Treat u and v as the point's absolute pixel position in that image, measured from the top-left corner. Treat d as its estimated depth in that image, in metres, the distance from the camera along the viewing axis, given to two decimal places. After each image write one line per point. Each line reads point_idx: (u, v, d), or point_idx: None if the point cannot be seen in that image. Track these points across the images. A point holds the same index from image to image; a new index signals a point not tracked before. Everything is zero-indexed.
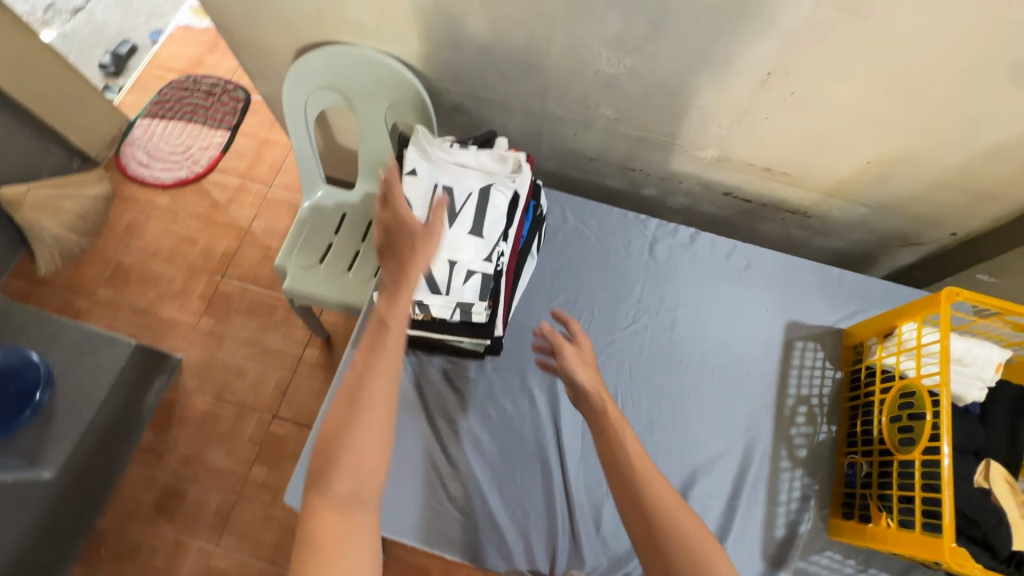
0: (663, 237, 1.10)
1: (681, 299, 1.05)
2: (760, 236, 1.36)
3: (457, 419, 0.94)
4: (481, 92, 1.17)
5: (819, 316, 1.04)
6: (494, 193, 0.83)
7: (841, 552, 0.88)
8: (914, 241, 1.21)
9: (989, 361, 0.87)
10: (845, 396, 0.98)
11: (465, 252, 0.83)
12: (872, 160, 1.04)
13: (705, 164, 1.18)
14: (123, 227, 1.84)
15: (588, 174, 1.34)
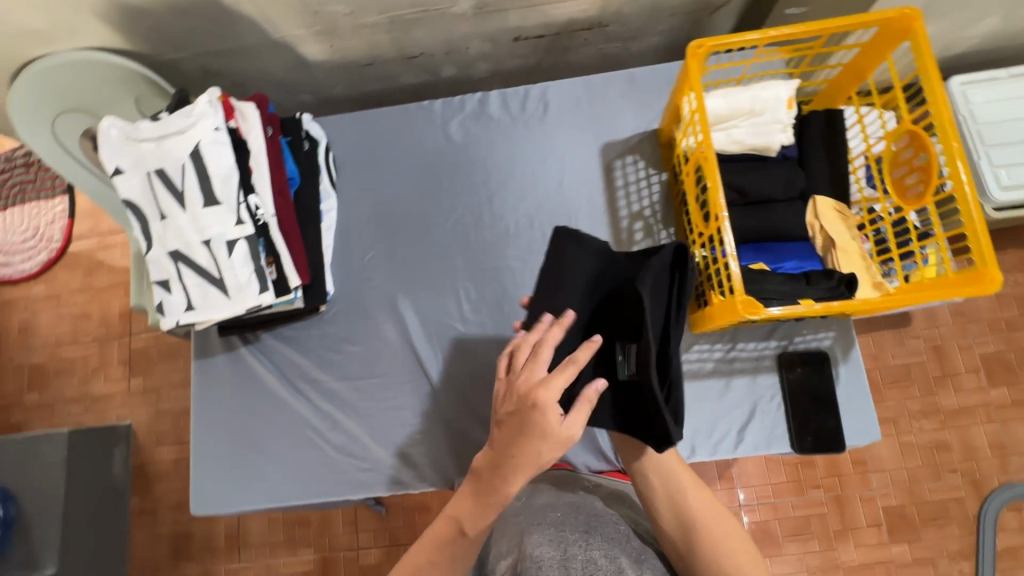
0: (453, 115, 1.02)
1: (489, 171, 1.00)
2: (581, 67, 1.27)
3: (319, 378, 0.94)
4: (210, 46, 1.05)
5: (630, 127, 0.99)
6: (210, 153, 0.77)
7: (707, 342, 0.89)
8: (721, 2, 1.11)
9: (779, 101, 0.82)
10: (674, 194, 0.94)
11: (209, 223, 0.78)
12: None
13: (472, 18, 1.07)
14: (19, 330, 1.85)
15: (382, 80, 1.23)
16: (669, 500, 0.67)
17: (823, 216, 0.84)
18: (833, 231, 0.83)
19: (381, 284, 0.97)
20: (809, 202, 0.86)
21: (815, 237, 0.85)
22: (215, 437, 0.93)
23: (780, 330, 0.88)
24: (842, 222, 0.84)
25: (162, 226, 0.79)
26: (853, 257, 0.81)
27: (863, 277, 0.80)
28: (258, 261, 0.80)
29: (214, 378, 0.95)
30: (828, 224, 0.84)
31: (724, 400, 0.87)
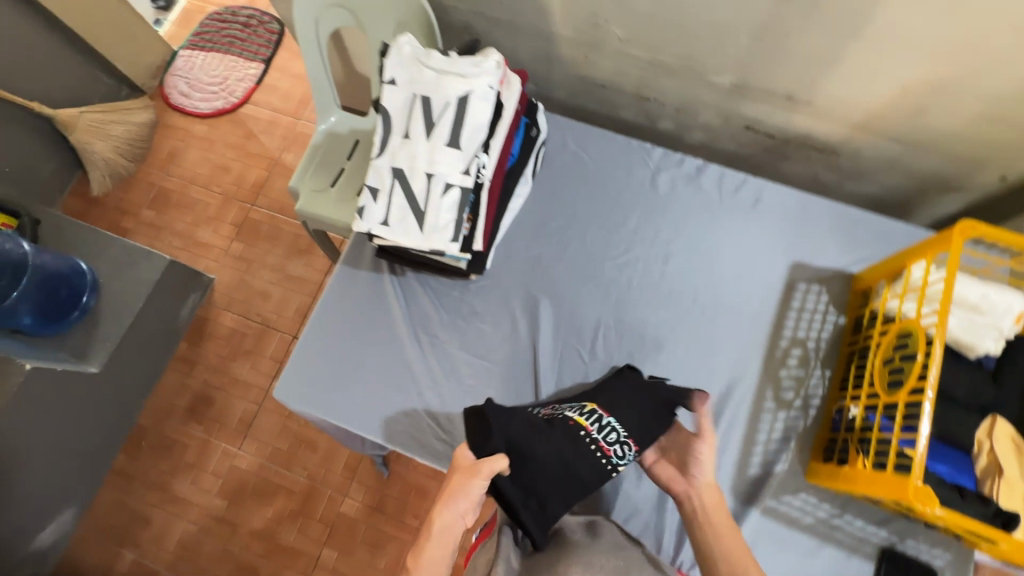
0: (666, 168, 1.04)
1: (678, 232, 1.00)
2: (783, 179, 1.27)
3: (439, 336, 0.96)
4: (487, 10, 1.12)
5: (828, 259, 0.97)
6: (474, 103, 0.81)
7: (816, 495, 0.85)
8: (958, 186, 1.09)
9: (1008, 309, 0.79)
10: (845, 342, 0.92)
11: (441, 161, 0.81)
12: (908, 88, 0.93)
13: (723, 93, 1.10)
14: (166, 154, 2.00)
15: (602, 104, 1.27)
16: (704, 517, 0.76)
17: (999, 439, 0.79)
18: (1004, 458, 0.78)
19: (533, 283, 0.98)
20: (988, 418, 0.81)
21: (979, 454, 0.80)
22: (326, 341, 0.96)
23: (895, 524, 0.83)
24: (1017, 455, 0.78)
25: (400, 144, 0.84)
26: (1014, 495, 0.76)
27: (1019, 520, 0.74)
28: (461, 214, 0.82)
29: (351, 289, 0.99)
30: (1002, 449, 0.78)
31: (809, 563, 0.82)
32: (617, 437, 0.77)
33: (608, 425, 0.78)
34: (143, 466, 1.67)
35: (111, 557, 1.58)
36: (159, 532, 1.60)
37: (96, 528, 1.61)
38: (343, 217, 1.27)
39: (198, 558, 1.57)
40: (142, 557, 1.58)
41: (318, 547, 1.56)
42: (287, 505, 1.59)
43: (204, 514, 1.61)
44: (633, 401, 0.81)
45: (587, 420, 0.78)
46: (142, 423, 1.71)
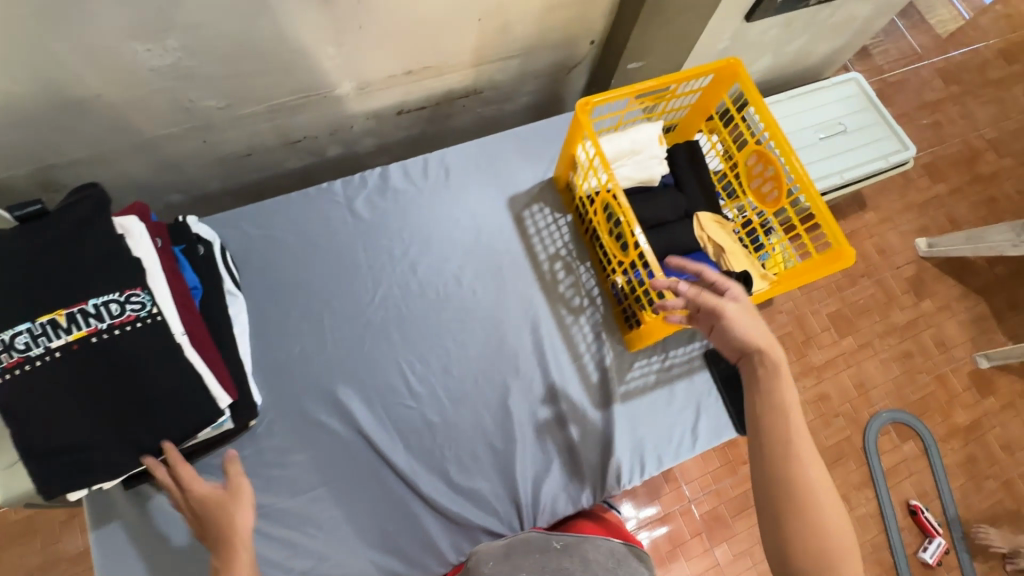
0: (356, 194, 1.01)
1: (406, 241, 1.00)
2: (463, 132, 1.35)
3: (263, 501, 0.82)
4: (54, 159, 0.91)
5: (528, 179, 1.06)
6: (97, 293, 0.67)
7: (645, 356, 0.97)
8: (574, 63, 1.27)
9: (651, 139, 0.96)
10: (581, 232, 1.03)
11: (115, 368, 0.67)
12: (484, 19, 1.01)
13: (355, 99, 1.08)
14: None
15: (264, 168, 1.17)
16: (814, 537, 0.63)
17: (709, 228, 0.98)
18: (720, 240, 0.97)
19: (318, 378, 0.90)
20: (694, 219, 0.99)
21: (707, 246, 0.97)
22: None
23: (700, 331, 1.00)
24: (724, 232, 0.98)
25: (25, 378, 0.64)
26: (740, 258, 0.95)
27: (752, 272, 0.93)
28: (182, 395, 0.71)
29: (132, 541, 0.79)
30: (714, 234, 0.98)
31: (673, 404, 0.95)
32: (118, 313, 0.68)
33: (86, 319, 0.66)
34: None
35: None
36: None
37: None
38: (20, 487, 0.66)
39: None
40: None
41: None
42: None
43: None
44: (70, 284, 0.67)
45: (85, 327, 0.66)
46: None
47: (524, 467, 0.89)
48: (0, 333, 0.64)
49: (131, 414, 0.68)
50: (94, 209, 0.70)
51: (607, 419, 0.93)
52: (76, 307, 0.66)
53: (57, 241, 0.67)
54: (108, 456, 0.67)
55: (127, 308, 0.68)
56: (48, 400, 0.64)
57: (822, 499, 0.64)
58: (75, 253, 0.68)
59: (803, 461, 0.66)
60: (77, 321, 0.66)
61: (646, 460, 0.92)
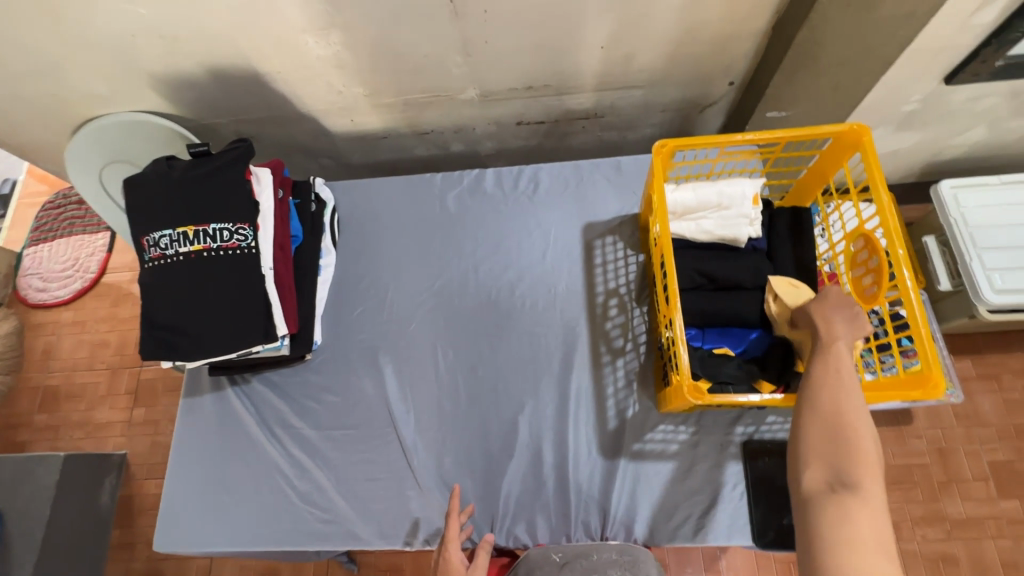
0: (451, 188, 1.11)
1: (479, 240, 1.07)
2: (581, 152, 1.37)
3: (294, 424, 0.97)
4: (245, 114, 1.18)
5: (611, 210, 1.05)
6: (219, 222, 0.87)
7: (673, 422, 0.90)
8: (708, 102, 1.20)
9: (745, 197, 0.87)
10: (648, 275, 0.99)
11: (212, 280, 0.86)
12: (608, 47, 1.03)
13: (478, 104, 1.18)
14: (41, 352, 1.94)
15: (398, 151, 1.35)
16: (832, 444, 0.59)
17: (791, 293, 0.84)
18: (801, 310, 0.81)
19: (367, 338, 1.02)
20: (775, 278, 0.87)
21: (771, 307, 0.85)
22: (194, 474, 0.97)
23: (747, 417, 0.88)
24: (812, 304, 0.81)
25: (158, 269, 0.86)
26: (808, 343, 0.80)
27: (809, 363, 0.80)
28: (252, 317, 0.87)
29: (200, 418, 1.00)
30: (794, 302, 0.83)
31: (688, 483, 0.87)
32: (227, 239, 0.87)
33: (205, 237, 0.86)
34: None
35: None
36: None
37: None
38: None
39: None
40: None
41: None
42: None
43: None
44: (203, 208, 0.87)
45: (204, 243, 0.86)
46: None
47: (513, 483, 0.91)
48: (155, 232, 0.87)
49: (210, 317, 0.86)
50: (237, 156, 0.90)
51: (609, 470, 0.89)
52: (202, 226, 0.86)
53: (205, 175, 0.88)
54: (186, 343, 0.86)
55: (234, 237, 0.87)
56: (167, 288, 0.86)
57: (858, 417, 0.60)
58: (213, 187, 0.88)
59: (846, 385, 0.63)
60: (199, 237, 0.86)
61: (638, 527, 0.87)
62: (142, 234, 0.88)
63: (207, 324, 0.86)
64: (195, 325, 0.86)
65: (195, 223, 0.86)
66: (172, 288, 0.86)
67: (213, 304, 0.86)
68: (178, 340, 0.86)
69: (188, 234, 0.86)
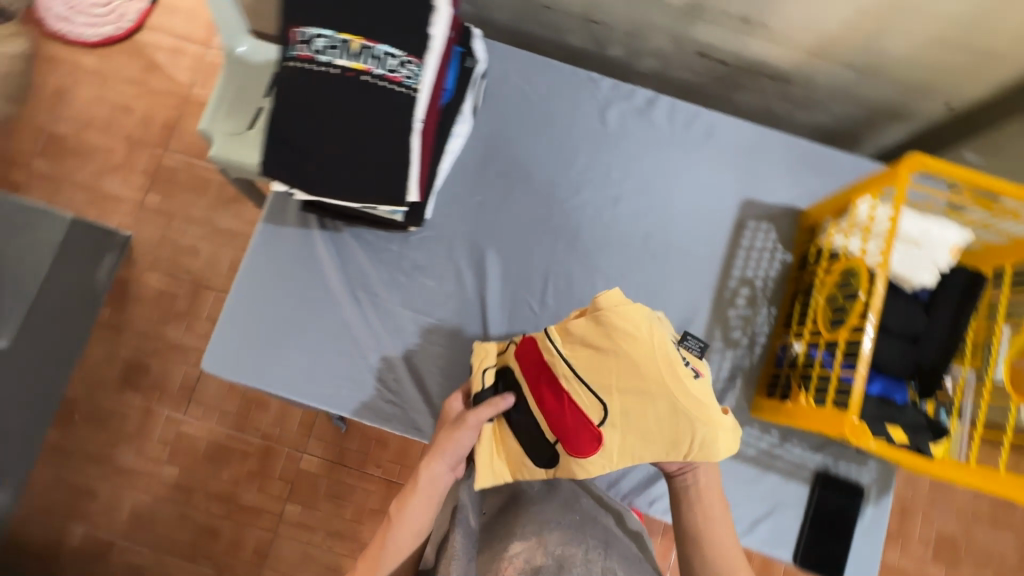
0: (616, 100, 0.97)
1: (629, 173, 0.95)
2: (735, 111, 1.23)
3: (379, 295, 0.90)
4: None
5: (777, 195, 0.95)
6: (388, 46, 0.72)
7: (760, 428, 0.89)
8: (904, 115, 1.08)
9: (945, 244, 0.81)
10: (791, 279, 0.92)
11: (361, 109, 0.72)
12: (864, 11, 0.88)
13: (674, 15, 1.01)
14: (52, 93, 1.70)
15: (549, 30, 1.16)
16: None
17: (574, 366, 0.71)
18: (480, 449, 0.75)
19: (479, 232, 0.92)
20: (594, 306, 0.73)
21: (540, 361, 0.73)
22: (258, 307, 0.88)
23: (830, 448, 0.88)
24: (541, 413, 0.72)
25: (303, 74, 0.72)
26: (657, 403, 0.67)
27: (627, 439, 0.69)
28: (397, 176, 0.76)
29: (278, 249, 0.90)
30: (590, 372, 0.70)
31: (753, 487, 0.88)
32: (391, 69, 0.72)
33: (370, 56, 0.72)
34: (81, 438, 1.57)
35: (60, 533, 1.53)
36: (107, 502, 1.54)
37: (39, 506, 1.53)
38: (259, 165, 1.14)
39: (157, 527, 1.54)
40: (94, 527, 1.53)
41: (280, 502, 1.56)
42: (244, 466, 1.56)
43: (154, 482, 1.56)
44: (378, 21, 0.72)
45: (366, 64, 0.72)
46: (74, 395, 1.59)
47: None
48: (312, 28, 0.72)
49: (344, 150, 0.73)
50: None
51: None
52: (371, 43, 0.72)
53: None
54: (309, 170, 0.73)
55: (401, 70, 0.73)
56: (307, 99, 0.72)
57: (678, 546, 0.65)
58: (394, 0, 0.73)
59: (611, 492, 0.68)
60: (363, 53, 0.72)
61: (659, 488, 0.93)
62: (296, 26, 0.73)
63: (338, 159, 0.73)
64: (326, 155, 0.73)
65: (364, 37, 0.72)
66: (314, 102, 0.72)
67: (353, 138, 0.73)
68: (300, 162, 0.73)
69: (352, 46, 0.71)
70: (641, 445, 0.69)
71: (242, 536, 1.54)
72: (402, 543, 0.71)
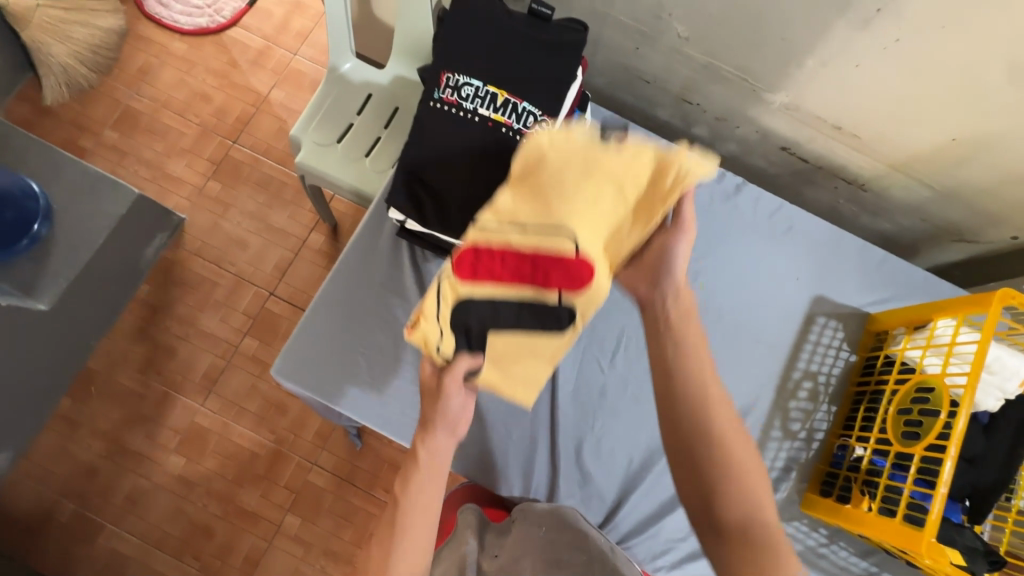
0: (705, 180, 1.02)
1: (710, 252, 0.98)
2: (802, 204, 1.28)
3: None
4: None
5: (848, 296, 0.98)
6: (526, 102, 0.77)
7: (809, 524, 0.89)
8: (968, 238, 1.12)
9: (1016, 374, 0.83)
10: (853, 381, 0.95)
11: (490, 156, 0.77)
12: (957, 139, 0.94)
13: (769, 109, 1.06)
14: (136, 69, 1.75)
15: (641, 101, 1.22)
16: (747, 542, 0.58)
17: (509, 231, 0.57)
18: (502, 383, 0.73)
19: None
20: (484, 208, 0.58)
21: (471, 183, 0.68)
22: (337, 321, 0.90)
23: (876, 556, 0.88)
24: (519, 291, 0.59)
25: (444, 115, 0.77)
26: (604, 195, 0.58)
27: (605, 165, 0.57)
28: None
29: (367, 270, 0.93)
30: (521, 232, 0.57)
31: None
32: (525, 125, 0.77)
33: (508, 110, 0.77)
34: (92, 412, 1.52)
35: (47, 508, 1.45)
36: (103, 483, 1.47)
37: (32, 476, 1.46)
38: (349, 180, 1.19)
39: (149, 518, 1.47)
40: (84, 508, 1.45)
41: (280, 512, 1.50)
42: (251, 468, 1.51)
43: (156, 469, 1.50)
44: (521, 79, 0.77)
45: (505, 117, 0.77)
46: (94, 366, 1.55)
47: (639, 496, 0.88)
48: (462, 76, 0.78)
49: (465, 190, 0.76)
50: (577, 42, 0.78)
51: None
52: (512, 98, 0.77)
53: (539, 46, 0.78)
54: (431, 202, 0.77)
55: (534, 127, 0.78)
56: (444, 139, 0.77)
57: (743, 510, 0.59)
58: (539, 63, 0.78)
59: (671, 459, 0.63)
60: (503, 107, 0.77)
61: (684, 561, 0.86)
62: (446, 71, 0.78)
63: (460, 198, 0.77)
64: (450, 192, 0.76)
65: (510, 94, 0.78)
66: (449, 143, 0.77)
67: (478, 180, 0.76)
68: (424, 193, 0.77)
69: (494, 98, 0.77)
70: (632, 210, 0.62)
71: (235, 542, 1.46)
72: (418, 523, 0.66)
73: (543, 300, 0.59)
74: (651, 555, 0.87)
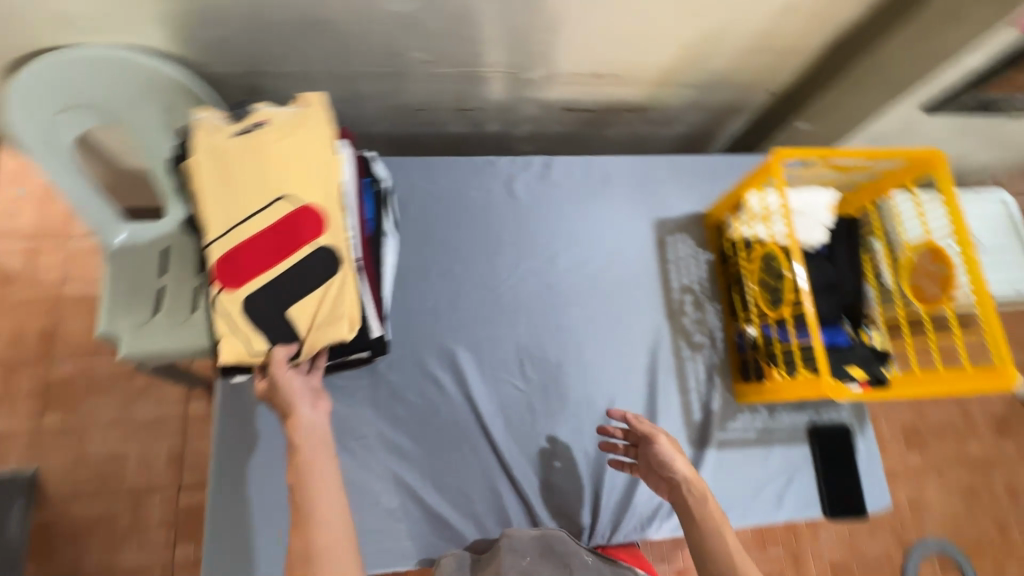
0: (517, 173, 1.05)
1: (554, 232, 1.02)
2: (610, 143, 1.37)
3: (367, 434, 0.88)
4: (271, 65, 0.98)
5: (679, 207, 1.07)
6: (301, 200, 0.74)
7: (750, 410, 0.97)
8: (742, 108, 1.27)
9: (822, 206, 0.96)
10: (720, 274, 1.04)
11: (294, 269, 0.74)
12: (687, 45, 1.05)
13: (535, 85, 1.12)
14: None
15: (428, 126, 1.23)
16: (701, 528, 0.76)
17: (237, 231, 0.73)
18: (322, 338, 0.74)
19: (441, 333, 0.94)
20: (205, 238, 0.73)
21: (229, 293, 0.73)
22: (244, 494, 0.87)
23: (810, 404, 0.98)
24: (282, 259, 0.73)
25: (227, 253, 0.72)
26: (268, 136, 0.74)
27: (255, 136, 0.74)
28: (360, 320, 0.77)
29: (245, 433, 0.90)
30: (246, 219, 0.73)
31: (765, 467, 0.95)
32: None
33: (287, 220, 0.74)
34: None
35: None
36: None
37: None
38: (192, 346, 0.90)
39: None
40: None
41: None
42: None
43: None
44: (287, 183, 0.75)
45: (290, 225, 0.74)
46: None
47: (610, 476, 0.91)
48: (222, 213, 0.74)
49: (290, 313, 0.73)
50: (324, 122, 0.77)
51: (698, 460, 0.93)
52: None
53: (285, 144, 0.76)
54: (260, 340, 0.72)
55: None
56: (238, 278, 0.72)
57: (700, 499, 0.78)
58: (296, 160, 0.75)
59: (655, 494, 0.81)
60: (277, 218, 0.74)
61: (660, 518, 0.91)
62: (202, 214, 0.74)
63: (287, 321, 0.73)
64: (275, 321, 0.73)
65: None
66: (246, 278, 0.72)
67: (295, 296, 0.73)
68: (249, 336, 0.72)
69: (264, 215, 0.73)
70: (326, 166, 0.75)
71: None
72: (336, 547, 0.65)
73: (306, 256, 0.74)
74: (642, 522, 0.91)
